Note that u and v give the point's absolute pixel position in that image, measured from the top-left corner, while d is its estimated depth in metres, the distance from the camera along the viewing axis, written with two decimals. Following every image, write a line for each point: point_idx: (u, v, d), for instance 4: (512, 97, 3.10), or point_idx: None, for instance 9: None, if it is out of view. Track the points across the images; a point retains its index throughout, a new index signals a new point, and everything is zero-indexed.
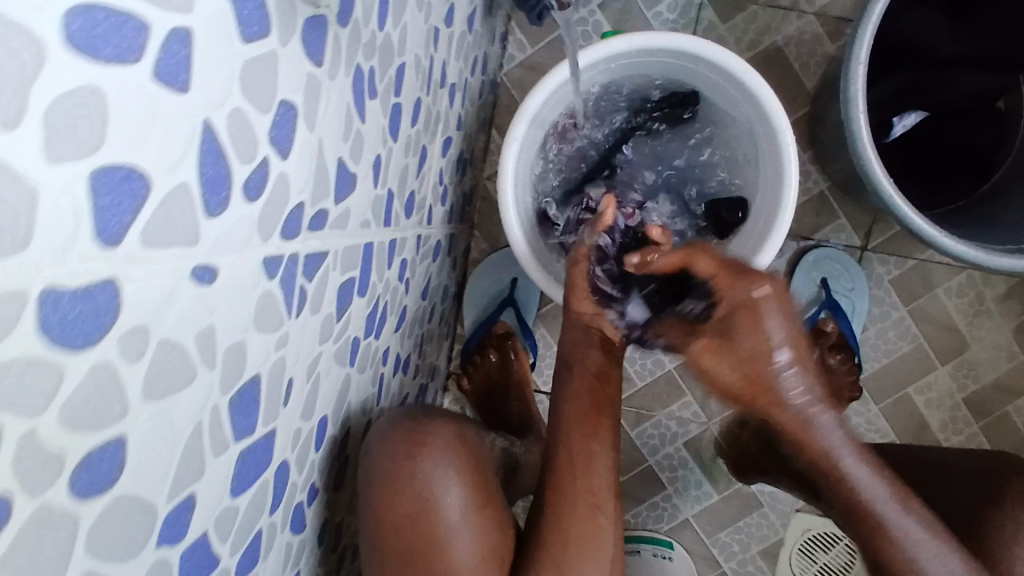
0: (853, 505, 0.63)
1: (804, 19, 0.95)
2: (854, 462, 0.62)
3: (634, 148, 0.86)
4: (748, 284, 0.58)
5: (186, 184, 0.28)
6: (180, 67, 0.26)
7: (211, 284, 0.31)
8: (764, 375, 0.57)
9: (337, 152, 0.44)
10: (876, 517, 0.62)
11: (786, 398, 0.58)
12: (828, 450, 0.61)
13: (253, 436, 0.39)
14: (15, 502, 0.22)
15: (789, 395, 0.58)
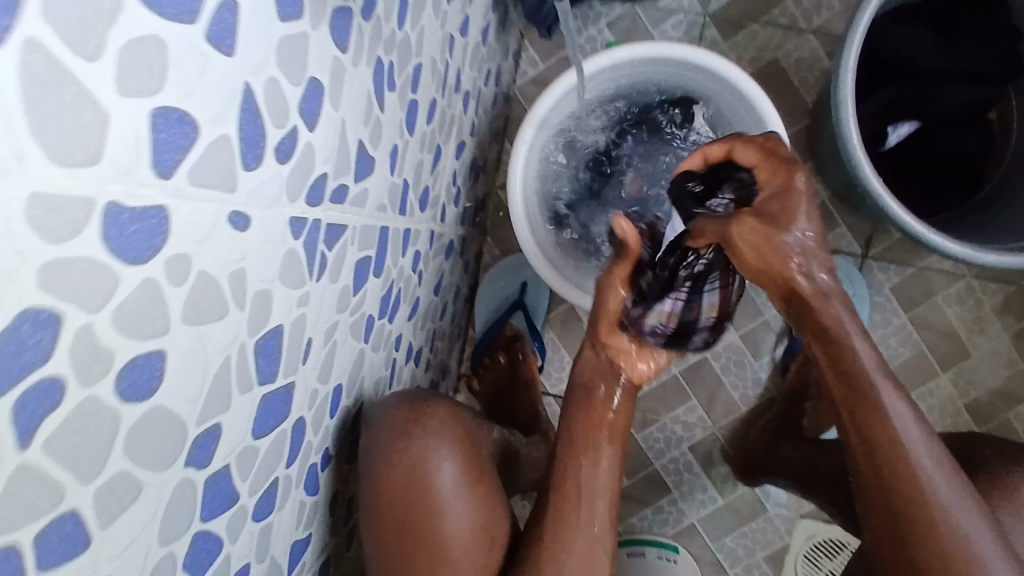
0: (876, 433, 0.60)
1: (803, 37, 0.99)
2: (885, 386, 0.61)
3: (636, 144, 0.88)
4: (793, 174, 0.62)
5: (227, 136, 0.32)
6: (227, 33, 0.31)
7: (245, 230, 0.35)
8: (783, 258, 0.62)
9: (358, 134, 0.49)
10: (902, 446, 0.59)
11: (802, 282, 0.62)
12: (858, 366, 0.61)
13: (274, 383, 0.43)
14: (70, 386, 0.26)
15: (805, 280, 0.62)
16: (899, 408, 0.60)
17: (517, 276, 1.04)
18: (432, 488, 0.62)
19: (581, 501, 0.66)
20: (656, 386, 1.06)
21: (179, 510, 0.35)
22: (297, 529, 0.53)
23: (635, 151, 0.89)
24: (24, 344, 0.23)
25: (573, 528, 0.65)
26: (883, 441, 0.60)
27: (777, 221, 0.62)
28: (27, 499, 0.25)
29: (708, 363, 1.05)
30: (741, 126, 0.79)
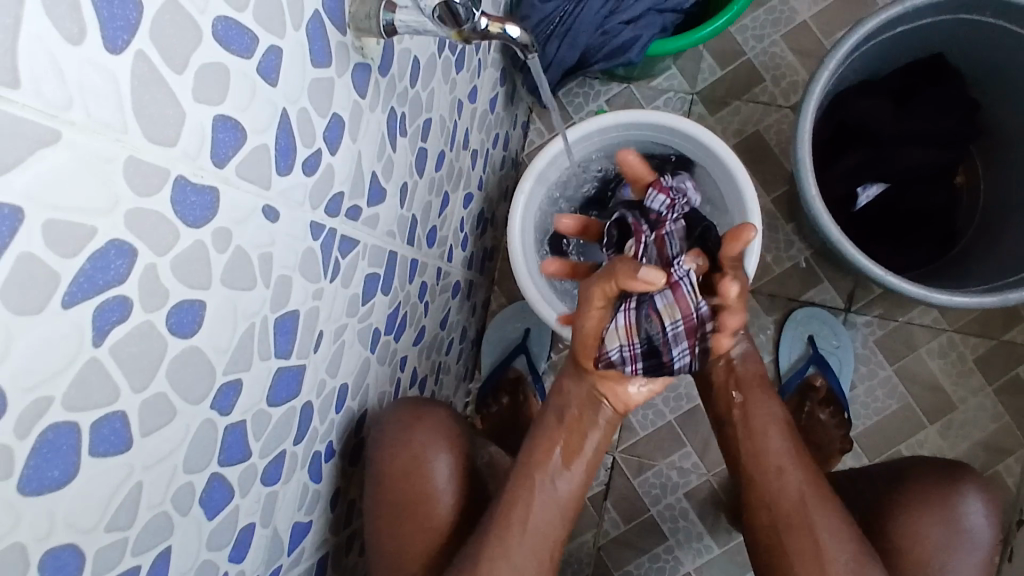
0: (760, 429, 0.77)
1: (781, 112, 1.11)
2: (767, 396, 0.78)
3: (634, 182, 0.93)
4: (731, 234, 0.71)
5: (266, 145, 0.42)
6: (273, 69, 0.42)
7: (274, 221, 0.45)
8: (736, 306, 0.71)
9: (372, 166, 0.59)
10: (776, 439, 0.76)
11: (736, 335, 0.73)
12: (753, 374, 0.79)
13: (288, 360, 0.51)
14: (135, 309, 0.34)
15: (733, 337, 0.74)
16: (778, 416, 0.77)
17: (521, 323, 1.12)
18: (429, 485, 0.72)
19: (521, 531, 0.68)
20: (652, 432, 1.11)
21: (201, 446, 0.42)
22: (299, 511, 0.59)
23: None
24: (108, 265, 0.32)
25: (511, 547, 0.67)
26: (772, 459, 0.75)
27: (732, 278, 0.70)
28: (94, 389, 0.33)
29: (703, 411, 1.10)
30: (717, 181, 0.89)
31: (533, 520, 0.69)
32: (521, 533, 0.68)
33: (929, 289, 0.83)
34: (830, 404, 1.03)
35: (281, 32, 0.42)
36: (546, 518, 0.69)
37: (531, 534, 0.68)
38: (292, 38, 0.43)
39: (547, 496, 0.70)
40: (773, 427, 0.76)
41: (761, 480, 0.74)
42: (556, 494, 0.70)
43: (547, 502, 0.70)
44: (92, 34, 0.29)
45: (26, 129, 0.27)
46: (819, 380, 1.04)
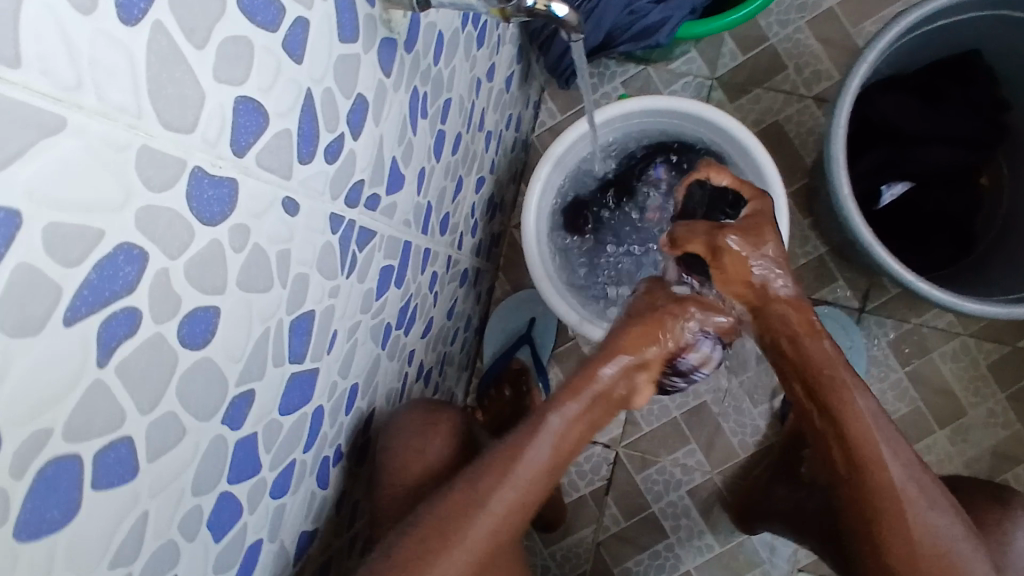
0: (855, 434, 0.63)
1: (803, 102, 1.07)
2: (862, 391, 0.64)
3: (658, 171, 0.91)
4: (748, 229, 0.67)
5: (288, 130, 0.38)
6: (299, 45, 0.37)
7: (294, 215, 0.40)
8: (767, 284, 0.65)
9: (392, 151, 0.54)
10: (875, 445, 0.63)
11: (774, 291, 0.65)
12: (831, 363, 0.64)
13: (302, 364, 0.46)
14: (144, 320, 0.30)
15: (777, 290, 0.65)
16: (877, 413, 0.64)
17: (526, 313, 1.08)
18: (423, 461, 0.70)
19: (478, 519, 0.59)
20: (656, 428, 1.08)
21: (211, 465, 0.38)
22: (306, 520, 0.55)
23: (658, 179, 0.91)
24: (118, 272, 0.27)
25: (469, 537, 0.59)
26: (875, 467, 0.63)
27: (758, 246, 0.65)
28: (98, 414, 0.28)
29: (709, 409, 1.08)
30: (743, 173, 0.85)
31: (490, 508, 0.60)
32: (484, 526, 0.59)
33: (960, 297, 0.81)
34: None
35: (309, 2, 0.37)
36: (500, 509, 0.60)
37: (484, 522, 0.59)
38: (320, 8, 0.38)
39: (513, 480, 0.60)
40: (873, 417, 0.64)
41: (864, 486, 0.64)
42: (517, 478, 0.60)
43: (513, 486, 0.60)
44: (104, 1, 0.24)
45: (27, 116, 0.22)
46: None
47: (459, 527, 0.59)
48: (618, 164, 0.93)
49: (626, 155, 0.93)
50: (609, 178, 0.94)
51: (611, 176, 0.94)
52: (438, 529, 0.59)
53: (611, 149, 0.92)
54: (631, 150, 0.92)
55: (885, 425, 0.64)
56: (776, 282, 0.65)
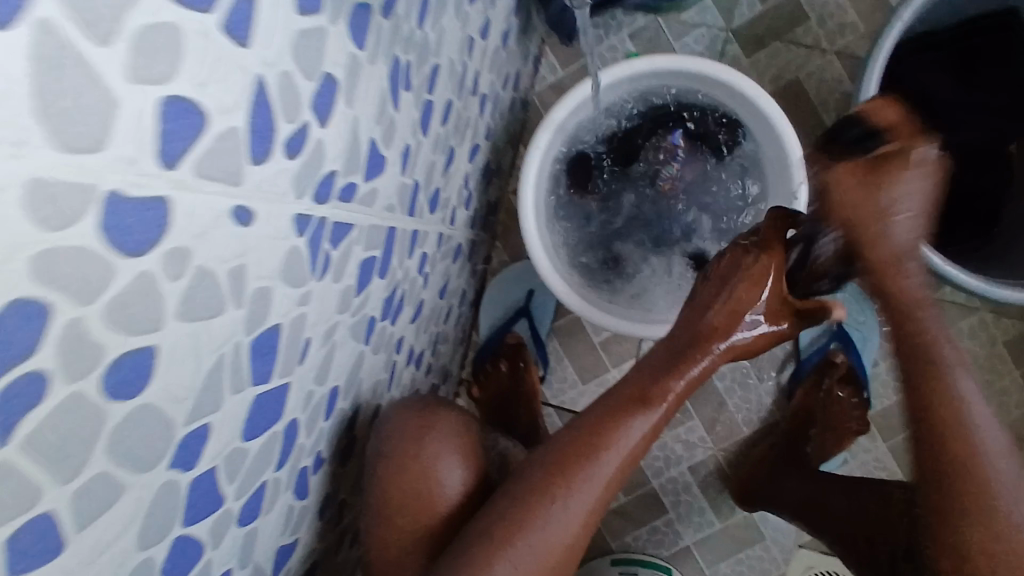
0: (937, 399, 0.60)
1: (825, 57, 0.98)
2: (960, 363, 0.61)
3: (677, 137, 0.86)
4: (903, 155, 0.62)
5: (235, 129, 0.32)
6: (244, 24, 0.30)
7: (247, 226, 0.35)
8: (886, 211, 0.61)
9: (370, 133, 0.48)
10: (958, 410, 0.59)
11: (890, 223, 0.61)
12: (935, 332, 0.61)
13: (267, 384, 0.42)
14: (55, 382, 0.25)
15: (895, 223, 0.61)
16: (977, 396, 0.60)
17: (523, 284, 1.03)
18: (437, 484, 0.67)
19: (573, 488, 0.62)
20: None
21: (163, 511, 0.35)
22: (284, 534, 0.52)
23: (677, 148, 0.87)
24: (8, 337, 0.22)
25: (568, 502, 0.62)
26: (965, 439, 0.59)
27: (886, 180, 0.61)
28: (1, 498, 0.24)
29: (713, 384, 1.04)
30: (761, 142, 0.79)
31: (594, 474, 0.63)
32: (599, 490, 0.63)
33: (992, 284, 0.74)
34: (849, 384, 0.97)
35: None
36: (602, 476, 0.63)
37: (592, 488, 0.63)
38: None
39: (622, 443, 0.64)
40: (975, 397, 0.60)
41: (950, 458, 0.59)
42: (629, 440, 0.65)
43: (619, 450, 0.64)
44: None
45: None
46: (840, 357, 0.98)
47: (562, 488, 0.62)
48: (632, 125, 0.86)
49: (642, 117, 0.86)
50: (617, 135, 0.87)
51: (623, 138, 0.87)
52: (541, 492, 0.62)
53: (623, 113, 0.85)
54: (643, 113, 0.86)
55: (981, 407, 0.60)
56: (896, 212, 0.61)
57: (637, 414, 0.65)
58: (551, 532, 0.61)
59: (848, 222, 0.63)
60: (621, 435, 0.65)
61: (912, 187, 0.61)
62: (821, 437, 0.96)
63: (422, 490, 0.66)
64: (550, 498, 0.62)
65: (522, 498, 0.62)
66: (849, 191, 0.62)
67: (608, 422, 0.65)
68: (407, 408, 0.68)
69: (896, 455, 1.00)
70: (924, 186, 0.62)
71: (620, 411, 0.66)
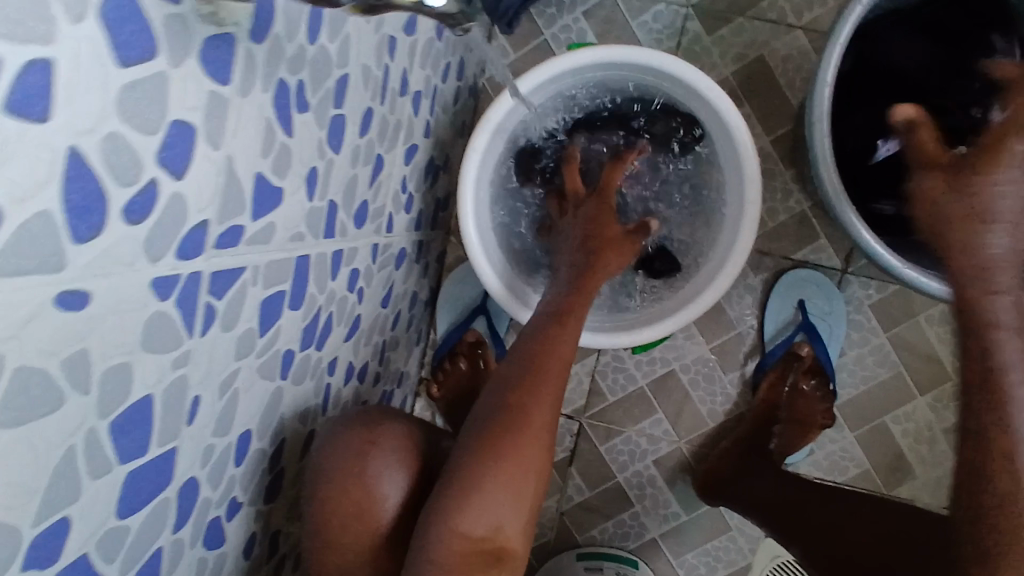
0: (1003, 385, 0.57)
1: (791, 33, 0.92)
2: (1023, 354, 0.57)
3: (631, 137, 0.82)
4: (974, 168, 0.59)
5: (47, 211, 0.28)
6: (38, 96, 0.26)
7: (82, 308, 0.31)
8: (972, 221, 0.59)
9: (255, 166, 0.43)
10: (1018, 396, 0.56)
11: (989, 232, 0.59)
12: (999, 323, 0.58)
13: (144, 457, 0.39)
14: None
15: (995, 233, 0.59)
16: None
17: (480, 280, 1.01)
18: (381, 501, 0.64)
19: (525, 399, 0.65)
20: (622, 398, 1.03)
21: None
22: None
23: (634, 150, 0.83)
24: None
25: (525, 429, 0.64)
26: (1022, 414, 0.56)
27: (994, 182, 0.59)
28: None
29: (677, 376, 1.01)
30: (714, 135, 0.75)
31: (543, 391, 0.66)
32: (548, 402, 0.66)
33: (953, 286, 0.70)
34: (815, 375, 0.95)
35: (47, 34, 0.26)
36: (549, 392, 0.67)
37: (542, 401, 0.66)
38: (69, 37, 0.27)
39: (560, 355, 0.69)
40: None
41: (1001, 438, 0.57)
42: (563, 353, 0.69)
43: (558, 361, 0.69)
44: None
45: None
46: (806, 349, 0.95)
47: (512, 406, 0.65)
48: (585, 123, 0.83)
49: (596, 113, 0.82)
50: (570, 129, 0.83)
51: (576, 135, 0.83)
52: (500, 412, 0.64)
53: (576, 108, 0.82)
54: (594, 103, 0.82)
55: None
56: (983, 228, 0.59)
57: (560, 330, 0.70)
58: (530, 444, 0.63)
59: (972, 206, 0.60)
60: (555, 351, 0.69)
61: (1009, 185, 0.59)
62: (786, 431, 0.95)
63: (366, 510, 0.63)
64: (519, 414, 0.64)
65: (491, 421, 0.64)
66: (944, 200, 0.61)
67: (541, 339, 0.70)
68: (344, 426, 0.65)
69: (862, 443, 1.00)
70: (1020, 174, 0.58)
71: (548, 332, 0.70)
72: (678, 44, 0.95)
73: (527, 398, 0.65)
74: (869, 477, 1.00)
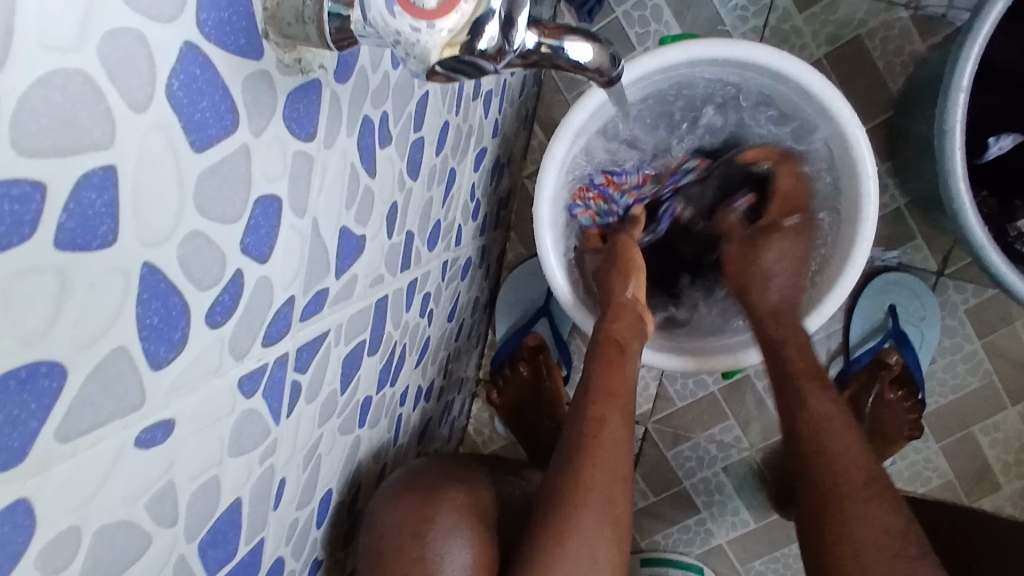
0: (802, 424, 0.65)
1: (893, 11, 0.83)
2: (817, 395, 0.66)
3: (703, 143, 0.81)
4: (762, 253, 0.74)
5: (125, 345, 0.23)
6: (100, 216, 0.20)
7: (166, 437, 0.26)
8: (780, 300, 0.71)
9: (339, 220, 0.38)
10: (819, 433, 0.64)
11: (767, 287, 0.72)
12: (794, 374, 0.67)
13: (233, 560, 0.35)
14: None
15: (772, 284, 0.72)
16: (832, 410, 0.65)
17: (540, 281, 0.96)
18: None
19: (595, 447, 0.58)
20: (690, 404, 0.98)
21: None
22: None
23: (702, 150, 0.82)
24: None
25: (597, 492, 0.56)
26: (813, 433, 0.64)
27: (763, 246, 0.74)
28: None
29: (751, 382, 0.96)
30: (822, 135, 0.69)
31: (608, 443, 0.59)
32: (619, 475, 0.58)
33: None
34: (903, 385, 0.89)
35: (107, 134, 0.20)
36: (621, 441, 0.60)
37: (615, 455, 0.58)
38: (133, 130, 0.21)
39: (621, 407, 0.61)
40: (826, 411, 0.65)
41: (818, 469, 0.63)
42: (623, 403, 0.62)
43: (619, 425, 0.60)
44: None
45: None
46: (894, 357, 0.89)
47: (579, 453, 0.57)
48: (652, 132, 0.79)
49: (668, 120, 0.78)
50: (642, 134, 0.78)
51: (641, 148, 0.80)
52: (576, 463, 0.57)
53: (650, 116, 0.76)
54: (672, 106, 0.76)
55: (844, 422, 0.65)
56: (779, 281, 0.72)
57: (608, 369, 0.63)
58: (587, 531, 0.54)
59: (742, 277, 0.75)
60: (599, 413, 0.60)
61: (777, 263, 0.73)
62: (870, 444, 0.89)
63: None
64: (576, 496, 0.55)
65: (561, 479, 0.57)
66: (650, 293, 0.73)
67: (588, 402, 0.61)
68: (401, 493, 0.56)
69: (947, 455, 0.94)
70: (787, 249, 0.73)
71: (589, 391, 0.62)
72: (764, 22, 0.86)
73: (594, 452, 0.57)
74: (953, 489, 0.94)
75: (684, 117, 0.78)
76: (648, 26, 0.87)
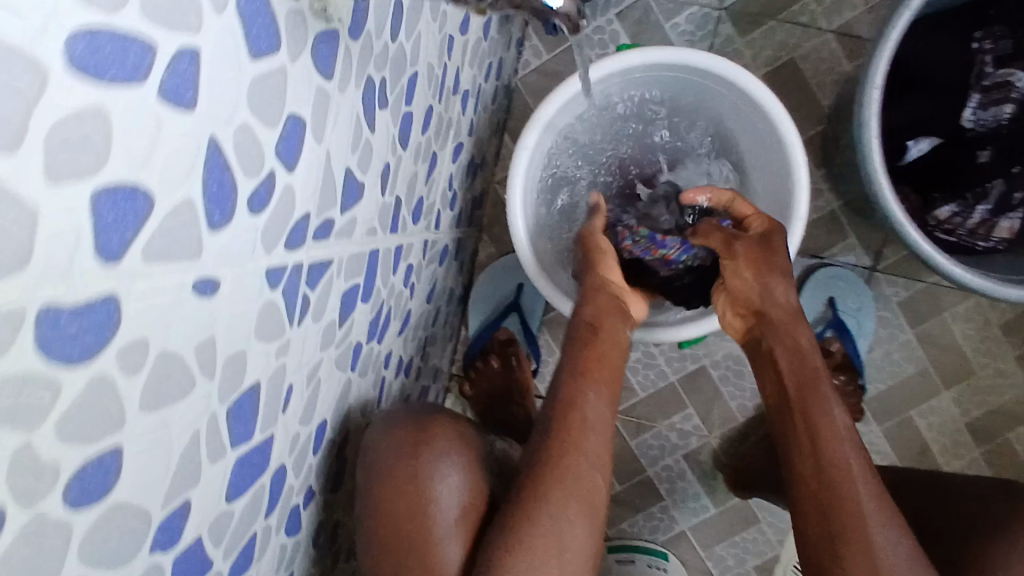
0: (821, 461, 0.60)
1: (822, 36, 0.95)
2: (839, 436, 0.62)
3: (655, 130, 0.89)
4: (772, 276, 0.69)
5: (191, 200, 0.29)
6: (187, 84, 0.27)
7: (212, 295, 0.32)
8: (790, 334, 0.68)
9: (345, 161, 0.44)
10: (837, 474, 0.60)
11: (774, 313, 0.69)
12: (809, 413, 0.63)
13: (250, 441, 0.40)
14: (7, 515, 0.23)
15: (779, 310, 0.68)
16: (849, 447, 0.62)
17: (511, 278, 1.02)
18: (436, 504, 0.59)
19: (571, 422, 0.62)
20: (652, 394, 1.05)
21: None
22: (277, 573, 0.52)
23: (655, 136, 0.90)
24: None
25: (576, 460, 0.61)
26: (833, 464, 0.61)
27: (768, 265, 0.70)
28: None
29: (707, 372, 1.03)
30: (758, 134, 0.79)
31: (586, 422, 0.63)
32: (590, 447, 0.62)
33: (996, 283, 0.73)
34: (845, 371, 0.98)
35: (196, 23, 0.27)
36: (598, 420, 0.64)
37: (594, 431, 0.63)
38: (212, 26, 0.28)
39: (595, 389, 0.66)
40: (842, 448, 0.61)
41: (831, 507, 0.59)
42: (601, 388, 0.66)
43: (595, 406, 0.65)
44: None
45: None
46: (836, 346, 0.99)
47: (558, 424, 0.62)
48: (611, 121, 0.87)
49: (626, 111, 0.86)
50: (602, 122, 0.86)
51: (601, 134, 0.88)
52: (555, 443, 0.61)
53: (612, 108, 0.84)
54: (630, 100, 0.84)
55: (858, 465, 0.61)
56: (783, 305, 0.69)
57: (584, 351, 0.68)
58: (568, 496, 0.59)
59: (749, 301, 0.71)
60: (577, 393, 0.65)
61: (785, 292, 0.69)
62: None
63: (420, 510, 0.58)
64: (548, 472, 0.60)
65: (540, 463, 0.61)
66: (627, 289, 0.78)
67: (561, 384, 0.66)
68: (393, 426, 0.62)
69: (889, 438, 1.02)
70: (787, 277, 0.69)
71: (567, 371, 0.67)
72: (710, 46, 0.97)
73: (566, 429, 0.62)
74: None
75: (637, 112, 0.86)
76: (607, 47, 0.98)
